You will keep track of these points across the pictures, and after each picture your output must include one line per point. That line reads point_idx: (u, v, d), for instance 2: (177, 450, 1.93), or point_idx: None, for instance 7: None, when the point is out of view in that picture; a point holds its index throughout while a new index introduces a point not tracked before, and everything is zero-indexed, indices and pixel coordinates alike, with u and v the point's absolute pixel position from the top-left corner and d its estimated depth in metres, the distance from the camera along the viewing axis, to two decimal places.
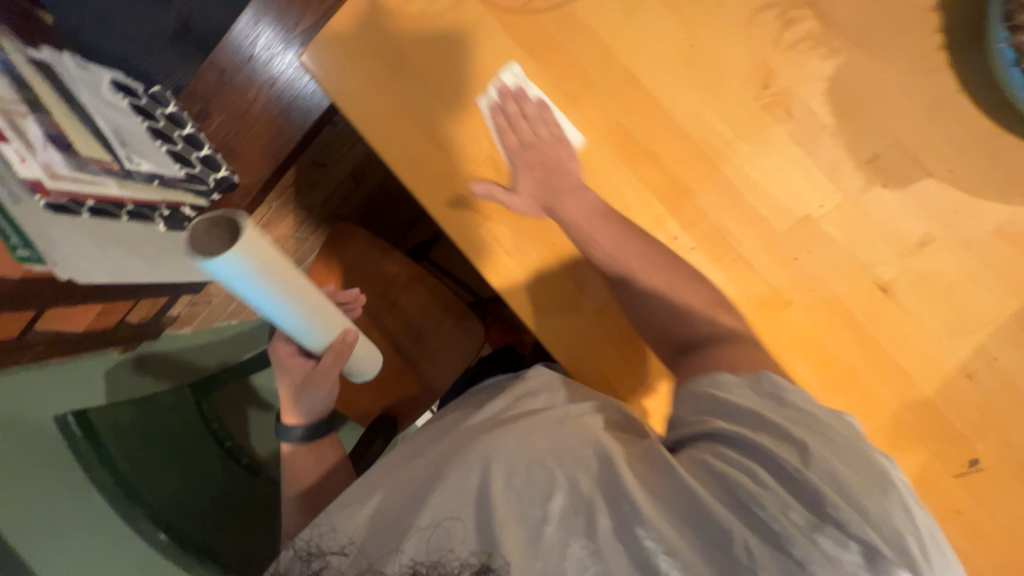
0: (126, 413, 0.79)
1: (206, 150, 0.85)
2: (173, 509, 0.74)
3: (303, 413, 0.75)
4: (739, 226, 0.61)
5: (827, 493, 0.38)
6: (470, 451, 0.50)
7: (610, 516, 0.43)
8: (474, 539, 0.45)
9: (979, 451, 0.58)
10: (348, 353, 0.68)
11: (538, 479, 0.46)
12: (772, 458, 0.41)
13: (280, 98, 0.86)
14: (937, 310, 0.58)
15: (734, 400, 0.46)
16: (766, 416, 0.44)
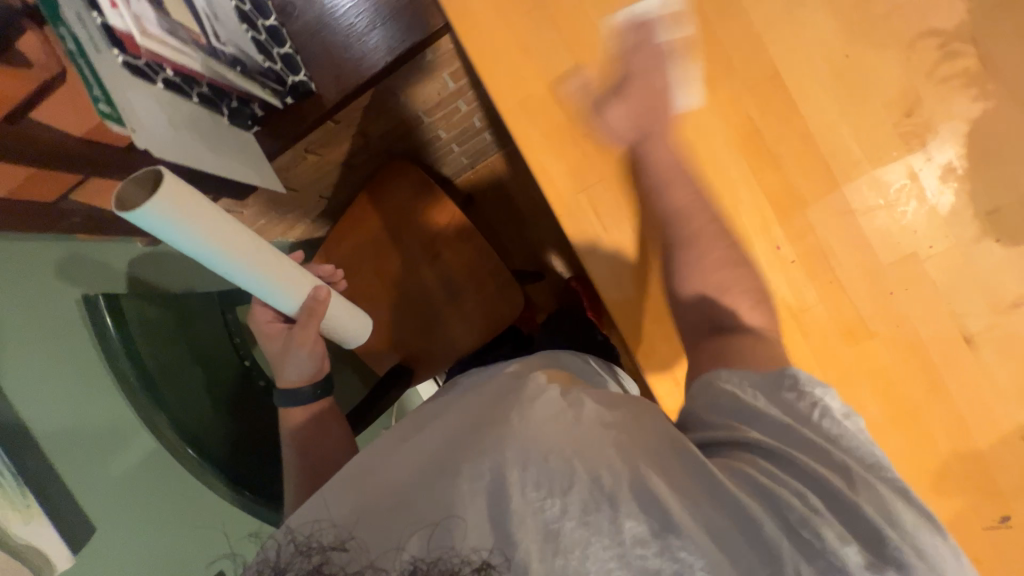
0: (155, 308, 0.73)
1: (288, 49, 0.80)
2: (196, 421, 0.70)
3: (294, 376, 0.68)
4: (844, 249, 0.60)
5: (834, 492, 0.41)
6: (483, 441, 0.47)
7: (639, 519, 0.40)
8: (490, 531, 0.41)
9: (1013, 510, 0.59)
10: (320, 312, 0.63)
11: (557, 473, 0.43)
12: (802, 473, 0.43)
13: (344, 41, 0.84)
14: (1014, 372, 0.58)
15: (761, 407, 0.47)
16: (793, 430, 0.45)
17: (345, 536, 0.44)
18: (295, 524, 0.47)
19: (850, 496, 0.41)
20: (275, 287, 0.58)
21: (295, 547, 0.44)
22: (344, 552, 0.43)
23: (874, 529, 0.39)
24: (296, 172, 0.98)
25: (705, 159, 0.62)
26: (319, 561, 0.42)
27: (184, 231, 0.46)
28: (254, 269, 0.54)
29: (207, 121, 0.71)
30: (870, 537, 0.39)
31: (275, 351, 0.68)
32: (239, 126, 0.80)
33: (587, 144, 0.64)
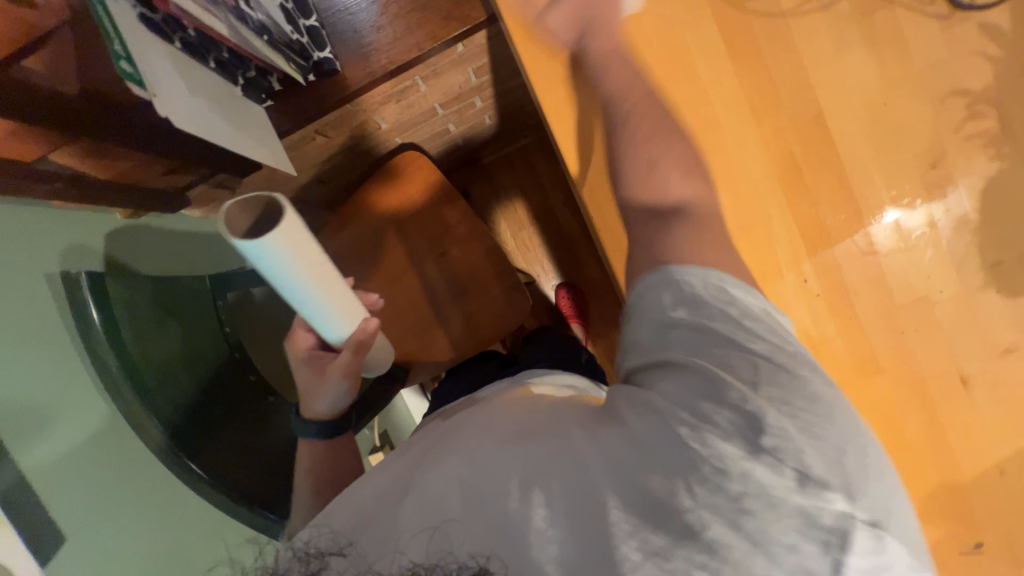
0: (142, 289, 0.66)
1: (314, 22, 0.73)
2: (190, 424, 0.64)
3: (325, 406, 0.65)
4: (865, 286, 0.63)
5: (734, 400, 0.36)
6: (451, 447, 0.45)
7: (576, 486, 0.37)
8: (438, 535, 0.37)
9: (987, 538, 0.64)
10: (368, 344, 0.61)
11: (504, 454, 0.40)
12: (716, 386, 0.37)
13: (354, 28, 0.78)
14: (998, 411, 0.64)
15: (677, 318, 0.41)
16: (706, 335, 0.40)
17: (344, 545, 0.41)
18: (298, 536, 0.44)
19: (752, 397, 0.36)
20: (336, 321, 0.57)
21: (293, 553, 0.40)
22: (343, 557, 0.39)
23: (773, 432, 0.35)
24: (302, 152, 0.89)
25: (745, 187, 0.63)
26: (317, 566, 0.38)
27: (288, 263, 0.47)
28: (324, 302, 0.54)
29: (222, 90, 0.65)
30: (770, 443, 0.34)
31: (312, 380, 0.64)
32: (252, 98, 0.73)
33: None
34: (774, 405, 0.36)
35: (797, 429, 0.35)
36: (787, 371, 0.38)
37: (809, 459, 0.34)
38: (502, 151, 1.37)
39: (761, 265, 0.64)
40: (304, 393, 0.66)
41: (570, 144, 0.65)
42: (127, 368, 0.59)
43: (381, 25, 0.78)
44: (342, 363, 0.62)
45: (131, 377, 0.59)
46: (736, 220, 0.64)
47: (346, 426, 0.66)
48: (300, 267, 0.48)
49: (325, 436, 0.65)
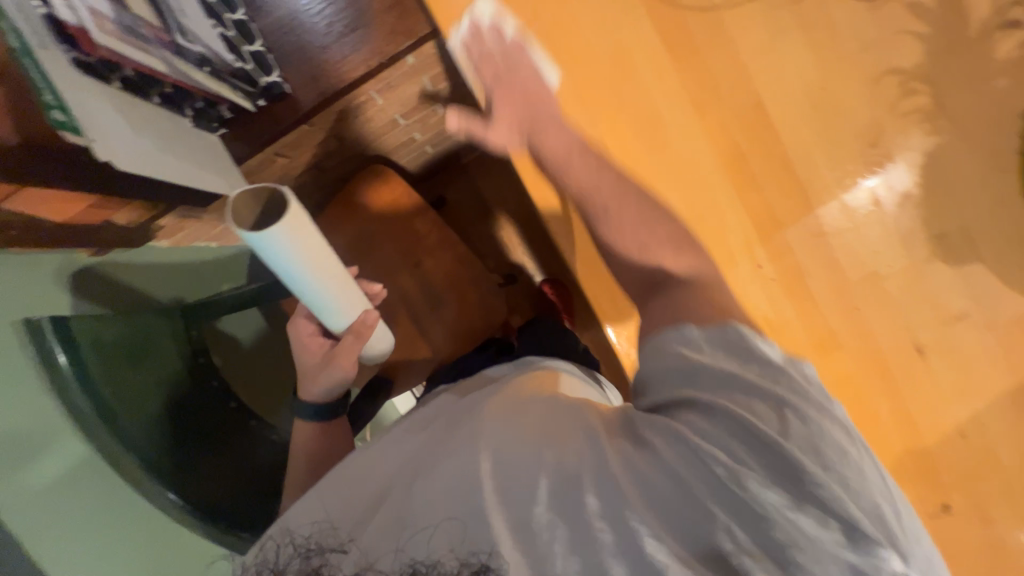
0: (111, 329, 0.66)
1: (257, 46, 0.72)
2: (170, 453, 0.66)
3: (319, 392, 0.67)
4: (817, 267, 0.65)
5: (775, 451, 0.36)
6: (465, 437, 0.47)
7: (611, 500, 0.38)
8: (454, 529, 0.41)
9: (955, 501, 0.67)
10: (366, 335, 0.63)
11: (523, 462, 0.42)
12: (750, 428, 0.37)
13: (306, 53, 0.78)
14: (953, 377, 0.66)
15: (701, 360, 0.42)
16: (737, 376, 0.40)
17: (342, 540, 0.46)
18: (296, 528, 0.49)
19: (791, 454, 0.36)
20: (336, 310, 0.59)
21: (295, 549, 0.47)
22: (340, 555, 0.45)
23: (819, 495, 0.35)
24: (265, 175, 0.89)
25: (694, 179, 0.64)
26: (316, 563, 0.45)
27: (291, 253, 0.48)
28: (323, 292, 0.55)
29: (170, 125, 0.66)
30: (820, 502, 0.35)
31: (312, 366, 0.66)
32: (203, 128, 0.73)
33: None
34: (824, 466, 0.35)
35: (845, 491, 0.35)
36: (828, 421, 0.38)
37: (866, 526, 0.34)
38: (475, 155, 1.38)
39: (717, 255, 0.65)
40: (302, 375, 0.67)
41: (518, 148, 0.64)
42: (100, 407, 0.60)
43: (333, 46, 0.78)
44: (339, 353, 0.64)
45: (104, 416, 0.60)
46: (688, 213, 0.65)
47: (342, 410, 0.69)
48: (301, 260, 0.49)
49: (323, 421, 0.67)
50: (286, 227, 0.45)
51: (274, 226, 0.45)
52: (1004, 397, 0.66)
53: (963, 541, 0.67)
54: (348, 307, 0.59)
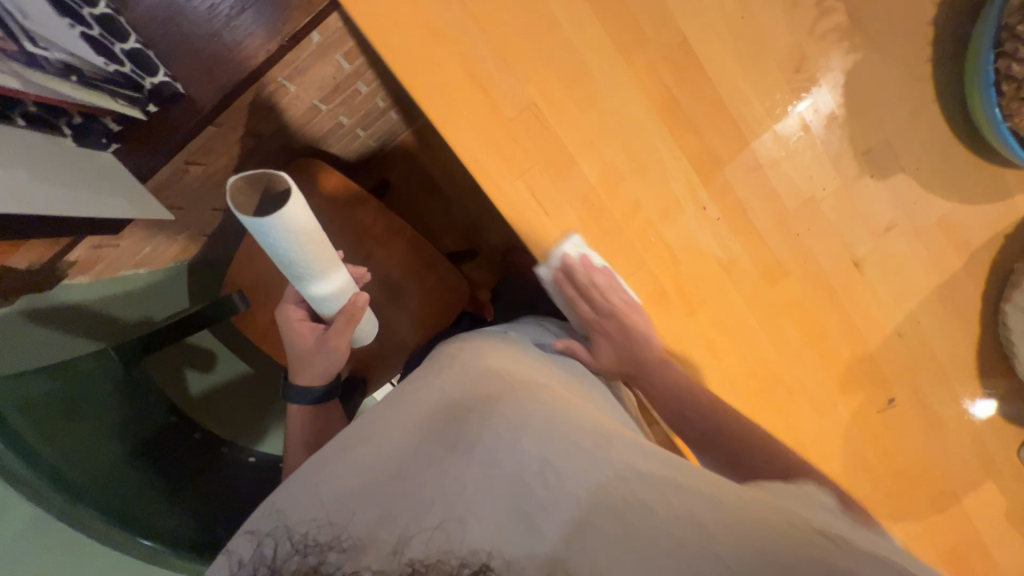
0: (39, 388, 0.60)
1: (133, 42, 0.62)
2: (128, 500, 0.60)
3: (313, 375, 0.62)
4: (758, 201, 0.67)
5: (790, 504, 0.49)
6: (505, 428, 0.50)
7: (650, 496, 0.44)
8: (495, 520, 0.43)
9: (894, 392, 0.75)
10: (358, 318, 0.57)
11: (573, 464, 0.47)
12: (777, 500, 0.47)
13: (196, 46, 0.68)
14: (888, 284, 0.71)
15: (776, 485, 0.53)
16: (804, 498, 0.50)
17: (346, 535, 0.43)
18: (296, 522, 0.45)
19: (825, 505, 0.50)
20: (331, 295, 0.53)
21: (296, 546, 0.44)
22: (344, 554, 0.42)
23: (872, 538, 0.46)
24: (178, 188, 0.84)
25: (631, 129, 0.63)
26: (315, 561, 0.42)
27: (298, 242, 0.43)
28: (322, 279, 0.51)
29: (40, 148, 0.57)
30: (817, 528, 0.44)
31: (302, 351, 0.60)
32: (92, 146, 0.64)
33: (515, 129, 0.61)
34: (835, 519, 0.47)
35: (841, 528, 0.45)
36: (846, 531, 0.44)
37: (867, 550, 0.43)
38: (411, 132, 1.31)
39: (662, 202, 0.65)
40: (291, 360, 0.62)
41: (445, 122, 0.60)
42: (38, 466, 0.54)
43: (227, 34, 0.68)
44: (331, 336, 0.58)
45: (45, 474, 0.54)
46: (629, 164, 0.64)
47: (336, 392, 0.65)
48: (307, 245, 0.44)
49: (318, 404, 0.65)
50: (298, 212, 0.40)
51: (282, 211, 0.39)
52: (933, 293, 0.72)
53: (900, 423, 0.76)
54: (343, 291, 0.54)
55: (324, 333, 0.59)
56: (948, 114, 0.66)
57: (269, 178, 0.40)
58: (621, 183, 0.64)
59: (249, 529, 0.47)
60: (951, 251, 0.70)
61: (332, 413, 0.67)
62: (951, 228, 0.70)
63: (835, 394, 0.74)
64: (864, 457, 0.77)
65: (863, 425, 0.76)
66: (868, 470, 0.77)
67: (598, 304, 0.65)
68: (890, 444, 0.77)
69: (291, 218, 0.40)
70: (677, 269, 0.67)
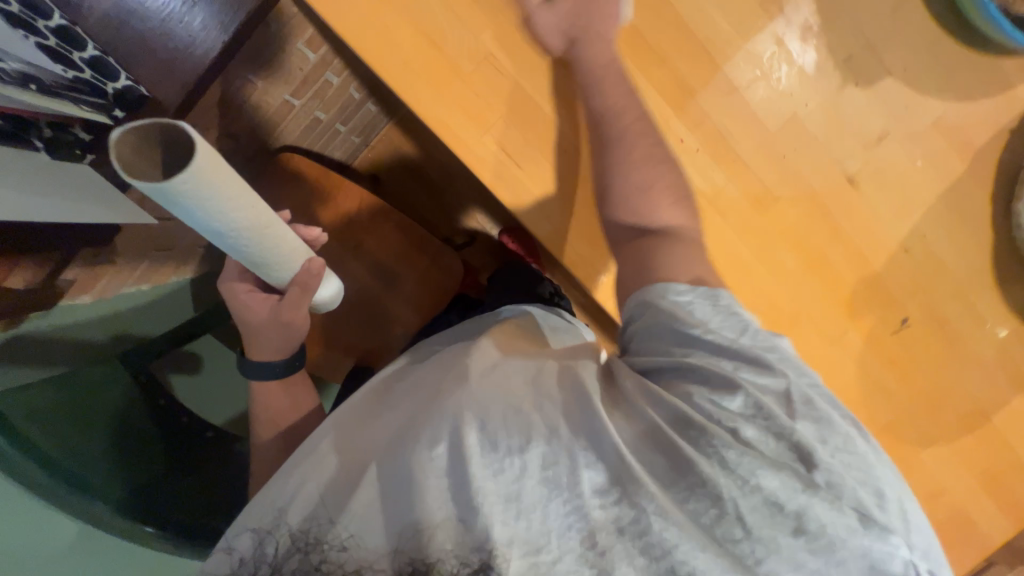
0: (43, 398, 0.62)
1: (92, 50, 0.62)
2: (130, 492, 0.62)
3: (273, 349, 0.63)
4: (737, 127, 0.64)
5: (698, 408, 0.46)
6: (444, 408, 0.49)
7: (596, 474, 0.44)
8: (456, 513, 0.43)
9: (908, 311, 0.71)
10: (311, 289, 0.56)
11: (517, 432, 0.46)
12: (733, 388, 0.46)
13: (153, 49, 0.68)
14: (888, 197, 0.68)
15: (700, 330, 0.49)
16: (733, 359, 0.47)
17: (331, 531, 0.44)
18: (291, 519, 0.45)
19: (723, 368, 0.47)
20: (273, 263, 0.50)
21: (293, 544, 0.44)
22: (341, 549, 0.43)
23: (776, 412, 0.44)
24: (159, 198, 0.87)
25: (595, 68, 0.61)
26: (314, 560, 0.43)
27: (213, 212, 0.37)
28: (261, 250, 0.46)
29: (14, 158, 0.57)
30: (713, 445, 0.43)
31: (258, 322, 0.60)
32: (66, 158, 0.66)
33: (475, 82, 0.60)
34: (735, 401, 0.45)
35: (738, 430, 0.44)
36: (805, 419, 0.44)
37: (772, 468, 0.41)
38: (391, 122, 1.30)
39: None
40: (249, 333, 0.62)
41: (404, 85, 0.59)
42: (46, 465, 0.55)
43: (182, 34, 0.68)
44: (282, 307, 0.58)
45: (53, 471, 0.55)
46: None
47: (301, 362, 0.66)
48: (232, 219, 0.39)
49: (280, 377, 0.65)
50: (213, 181, 0.34)
51: (185, 176, 0.32)
52: (938, 202, 0.68)
53: (919, 343, 0.73)
54: (288, 259, 0.51)
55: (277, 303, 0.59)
56: (932, 8, 0.63)
57: (170, 131, 0.34)
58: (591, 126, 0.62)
59: (247, 526, 0.47)
60: (952, 155, 0.67)
61: (297, 385, 0.68)
62: (950, 130, 0.66)
63: (845, 321, 0.71)
64: (883, 383, 0.74)
65: (878, 350, 0.72)
66: (889, 397, 0.75)
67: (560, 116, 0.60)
68: (910, 367, 0.74)
69: (204, 191, 0.34)
70: None
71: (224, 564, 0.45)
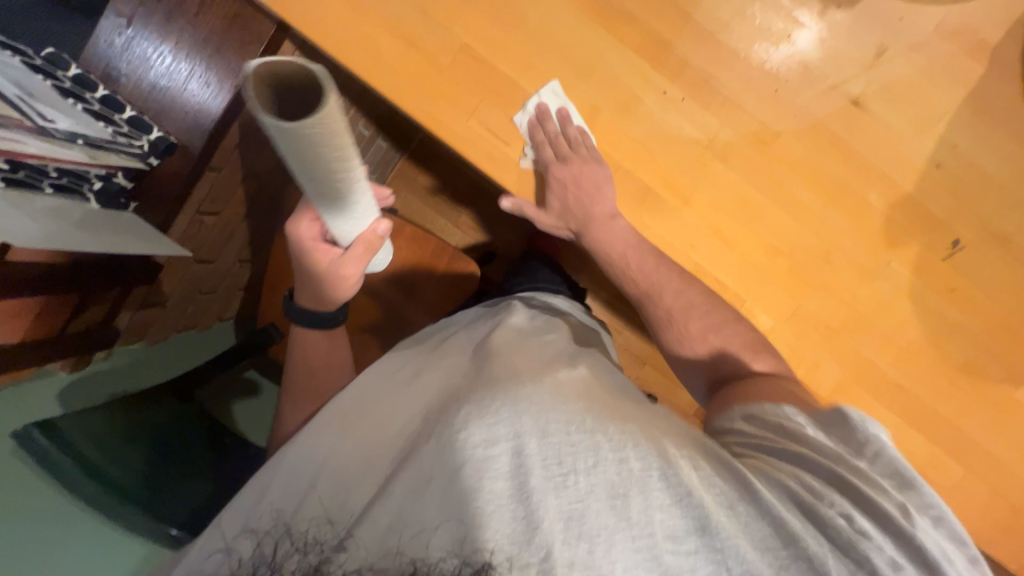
0: (96, 422, 0.66)
1: (129, 111, 0.72)
2: (167, 500, 0.65)
3: (318, 296, 0.65)
4: (720, 69, 0.63)
5: (799, 483, 0.41)
6: (503, 400, 0.46)
7: (677, 515, 0.39)
8: (508, 526, 0.39)
9: (958, 231, 0.64)
10: (377, 245, 0.59)
11: (579, 450, 0.42)
12: (840, 478, 0.40)
13: (173, 102, 0.77)
14: (901, 114, 0.63)
15: (816, 436, 0.45)
16: (846, 455, 0.42)
17: (344, 536, 0.41)
18: (297, 523, 0.44)
19: (832, 463, 0.42)
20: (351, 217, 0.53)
21: (292, 545, 0.41)
22: (343, 552, 0.40)
23: (892, 511, 0.37)
24: (201, 238, 0.91)
25: (564, 38, 0.63)
26: (316, 560, 0.38)
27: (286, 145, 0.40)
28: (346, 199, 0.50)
29: (67, 208, 0.68)
30: (820, 529, 0.38)
31: (316, 271, 0.61)
32: (112, 206, 0.75)
33: (455, 74, 0.64)
34: (834, 486, 0.40)
35: (850, 517, 0.38)
36: (935, 525, 0.38)
37: (892, 567, 0.35)
38: (403, 155, 1.38)
39: (619, 100, 0.64)
40: (304, 276, 0.63)
41: (392, 89, 0.64)
42: (93, 474, 0.59)
43: (196, 86, 0.77)
44: (341, 260, 0.59)
45: (101, 479, 0.59)
46: (572, 73, 0.64)
47: (345, 317, 0.68)
48: (335, 165, 0.42)
49: (324, 328, 0.67)
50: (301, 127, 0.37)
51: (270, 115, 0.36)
52: (960, 109, 0.63)
53: (981, 264, 0.65)
54: (364, 215, 0.54)
55: (340, 255, 0.60)
56: None
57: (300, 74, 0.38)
58: (579, 121, 0.65)
59: (251, 528, 0.45)
60: (964, 56, 0.62)
61: (337, 352, 0.70)
62: (955, 32, 0.61)
63: (883, 250, 0.65)
64: (949, 316, 0.66)
65: (932, 278, 0.65)
66: (961, 331, 0.66)
67: (565, 153, 0.64)
68: (979, 295, 0.65)
69: (326, 131, 0.38)
70: (654, 160, 0.65)
71: (226, 566, 0.42)
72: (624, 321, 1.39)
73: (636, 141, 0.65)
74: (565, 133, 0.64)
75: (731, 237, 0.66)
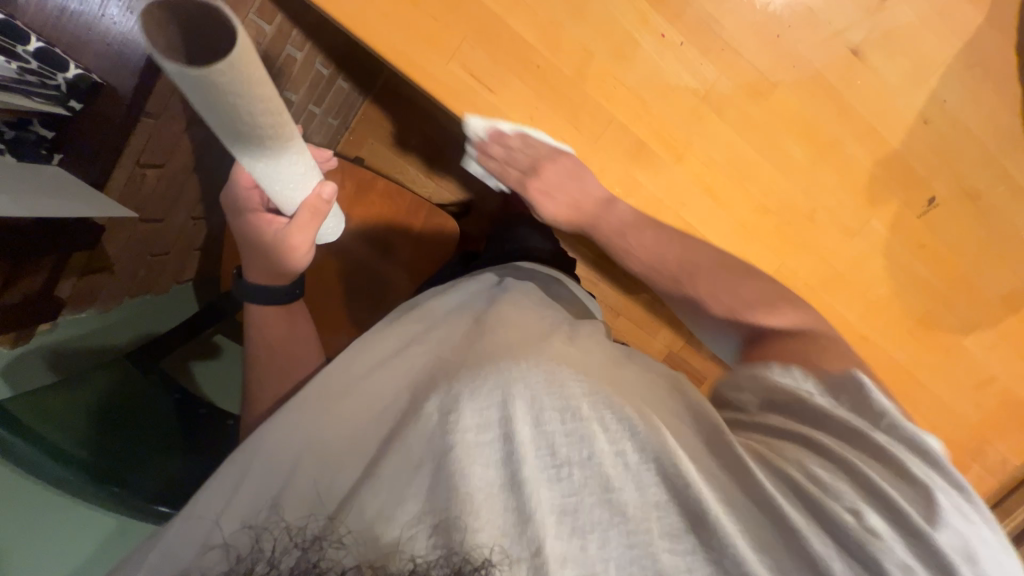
0: (47, 399, 0.61)
1: (36, 42, 0.60)
2: (146, 478, 0.63)
3: (263, 269, 0.60)
4: (721, 10, 0.59)
5: (806, 474, 0.41)
6: (495, 376, 0.44)
7: (671, 510, 0.39)
8: (503, 520, 0.38)
9: (935, 189, 0.66)
10: (322, 212, 0.55)
11: (574, 439, 0.41)
12: (858, 472, 0.41)
13: (88, 32, 0.64)
14: (896, 66, 0.61)
15: (836, 415, 0.45)
16: (871, 437, 0.43)
17: (333, 522, 0.38)
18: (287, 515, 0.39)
19: (840, 447, 0.43)
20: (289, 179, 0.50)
21: (289, 540, 0.36)
22: (336, 547, 0.36)
23: (914, 515, 0.37)
24: (142, 195, 0.81)
25: None
26: (314, 557, 0.34)
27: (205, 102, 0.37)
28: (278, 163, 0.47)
29: None
30: (822, 520, 0.38)
31: (261, 243, 0.58)
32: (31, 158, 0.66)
33: (432, 7, 0.56)
34: (845, 477, 0.41)
35: (859, 513, 0.38)
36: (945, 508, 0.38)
37: (903, 570, 0.35)
38: (367, 98, 1.26)
39: (614, 43, 0.59)
40: (249, 250, 0.59)
41: (359, 24, 0.56)
42: (59, 456, 0.55)
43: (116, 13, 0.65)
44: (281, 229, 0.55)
45: (69, 461, 0.55)
46: (564, 10, 0.57)
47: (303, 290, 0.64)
48: (256, 116, 0.40)
49: (281, 302, 0.62)
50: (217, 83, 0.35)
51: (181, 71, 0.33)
52: (954, 62, 0.62)
53: (951, 221, 0.67)
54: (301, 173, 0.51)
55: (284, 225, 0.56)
56: None
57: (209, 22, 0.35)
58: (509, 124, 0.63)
59: (249, 523, 0.39)
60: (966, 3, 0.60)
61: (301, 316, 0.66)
62: None
63: (864, 208, 0.66)
64: (915, 271, 0.69)
65: (906, 235, 0.68)
66: (925, 286, 0.70)
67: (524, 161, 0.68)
68: (944, 250, 0.68)
69: (243, 80, 0.36)
70: (649, 112, 0.62)
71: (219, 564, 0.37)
72: (601, 275, 1.40)
73: (631, 91, 0.61)
74: (511, 145, 0.66)
75: (722, 194, 0.65)
